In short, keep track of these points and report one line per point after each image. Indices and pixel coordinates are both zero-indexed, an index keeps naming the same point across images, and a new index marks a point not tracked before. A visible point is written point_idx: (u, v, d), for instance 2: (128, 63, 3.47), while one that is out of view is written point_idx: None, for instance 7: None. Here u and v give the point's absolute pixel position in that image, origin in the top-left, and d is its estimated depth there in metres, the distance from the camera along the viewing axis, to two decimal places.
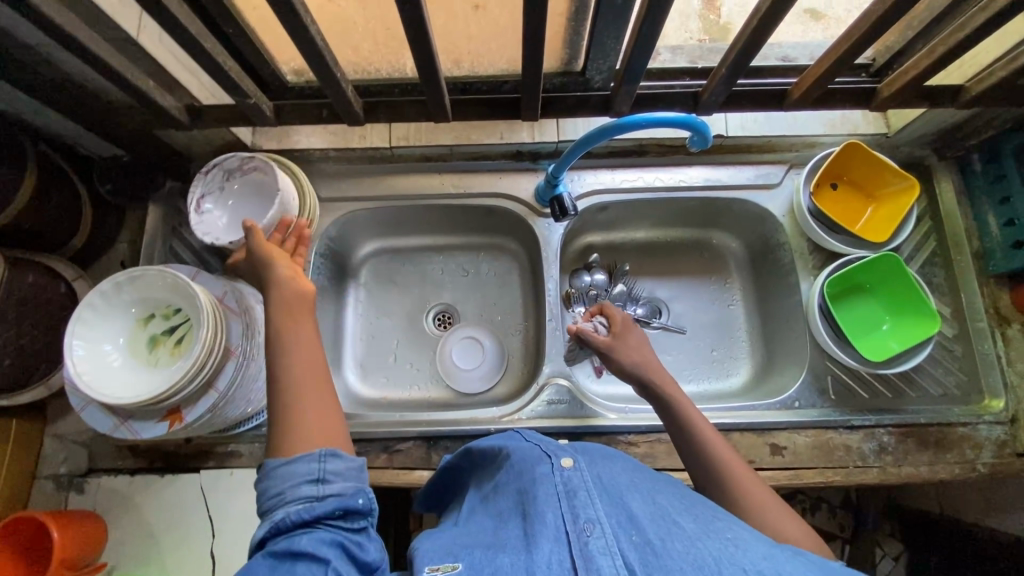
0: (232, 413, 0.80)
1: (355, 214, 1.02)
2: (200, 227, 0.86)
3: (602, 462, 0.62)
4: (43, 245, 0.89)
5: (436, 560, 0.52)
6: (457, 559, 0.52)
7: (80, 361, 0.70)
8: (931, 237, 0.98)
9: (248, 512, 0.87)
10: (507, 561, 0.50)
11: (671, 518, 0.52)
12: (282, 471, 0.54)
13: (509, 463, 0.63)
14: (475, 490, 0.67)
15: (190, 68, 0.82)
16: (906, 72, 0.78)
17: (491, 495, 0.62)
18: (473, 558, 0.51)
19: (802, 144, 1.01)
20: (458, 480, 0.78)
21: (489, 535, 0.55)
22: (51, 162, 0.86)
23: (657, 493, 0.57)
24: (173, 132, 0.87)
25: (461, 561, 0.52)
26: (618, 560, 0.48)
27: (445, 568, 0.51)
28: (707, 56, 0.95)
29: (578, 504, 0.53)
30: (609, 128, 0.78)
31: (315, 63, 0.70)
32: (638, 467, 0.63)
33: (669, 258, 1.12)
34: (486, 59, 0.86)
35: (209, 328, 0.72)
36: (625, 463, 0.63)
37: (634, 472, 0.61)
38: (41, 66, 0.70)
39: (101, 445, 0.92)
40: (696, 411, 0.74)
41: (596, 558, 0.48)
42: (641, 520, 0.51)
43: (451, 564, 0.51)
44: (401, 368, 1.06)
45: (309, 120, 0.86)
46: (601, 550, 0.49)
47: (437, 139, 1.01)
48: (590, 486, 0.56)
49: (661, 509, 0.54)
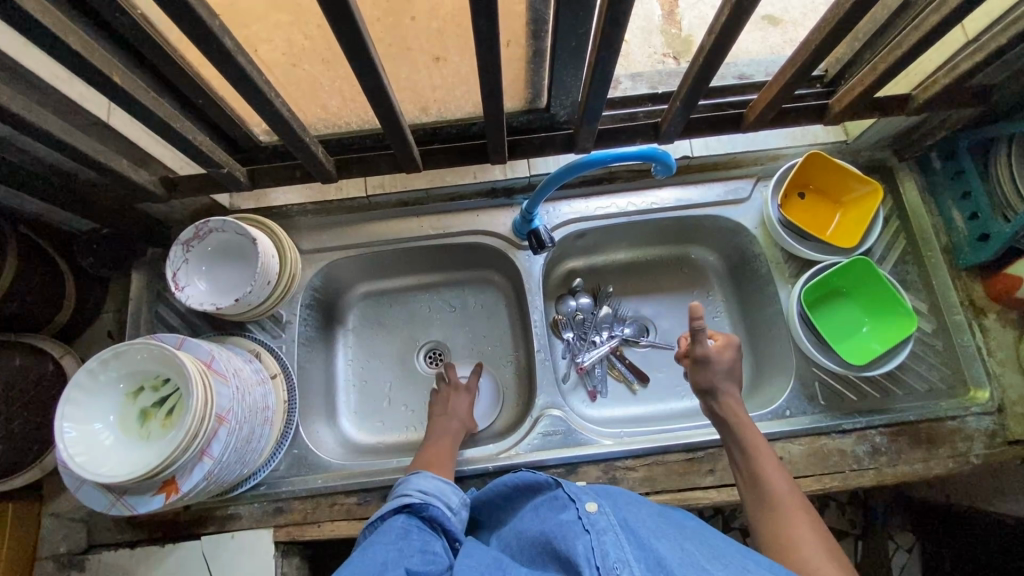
0: (227, 477, 0.80)
1: (337, 262, 1.03)
2: (187, 300, 0.87)
3: (628, 508, 0.63)
4: (29, 324, 0.89)
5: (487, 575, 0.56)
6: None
7: (71, 443, 0.70)
8: (900, 236, 1.01)
9: (253, 574, 0.87)
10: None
11: (700, 566, 0.52)
12: (437, 482, 0.76)
13: (541, 510, 0.66)
14: (498, 540, 0.70)
15: (163, 141, 0.84)
16: (853, 88, 0.81)
17: (518, 545, 0.64)
18: None
19: (766, 157, 1.03)
20: (472, 532, 0.80)
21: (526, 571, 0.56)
22: (33, 244, 0.87)
23: (684, 542, 0.57)
24: (150, 202, 0.89)
25: None
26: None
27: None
28: (666, 82, 0.99)
29: (606, 541, 0.55)
30: (576, 166, 0.80)
31: (282, 131, 0.72)
32: (662, 515, 0.64)
33: (651, 275, 1.14)
34: (452, 105, 0.89)
35: (199, 397, 0.72)
36: (649, 508, 0.64)
37: (658, 521, 0.62)
38: (16, 157, 0.71)
39: (100, 519, 0.91)
40: (765, 445, 0.77)
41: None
42: (669, 564, 0.52)
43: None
44: (397, 411, 1.06)
45: (283, 180, 0.88)
46: None
47: (412, 184, 1.02)
48: (618, 529, 0.57)
49: (689, 556, 0.54)
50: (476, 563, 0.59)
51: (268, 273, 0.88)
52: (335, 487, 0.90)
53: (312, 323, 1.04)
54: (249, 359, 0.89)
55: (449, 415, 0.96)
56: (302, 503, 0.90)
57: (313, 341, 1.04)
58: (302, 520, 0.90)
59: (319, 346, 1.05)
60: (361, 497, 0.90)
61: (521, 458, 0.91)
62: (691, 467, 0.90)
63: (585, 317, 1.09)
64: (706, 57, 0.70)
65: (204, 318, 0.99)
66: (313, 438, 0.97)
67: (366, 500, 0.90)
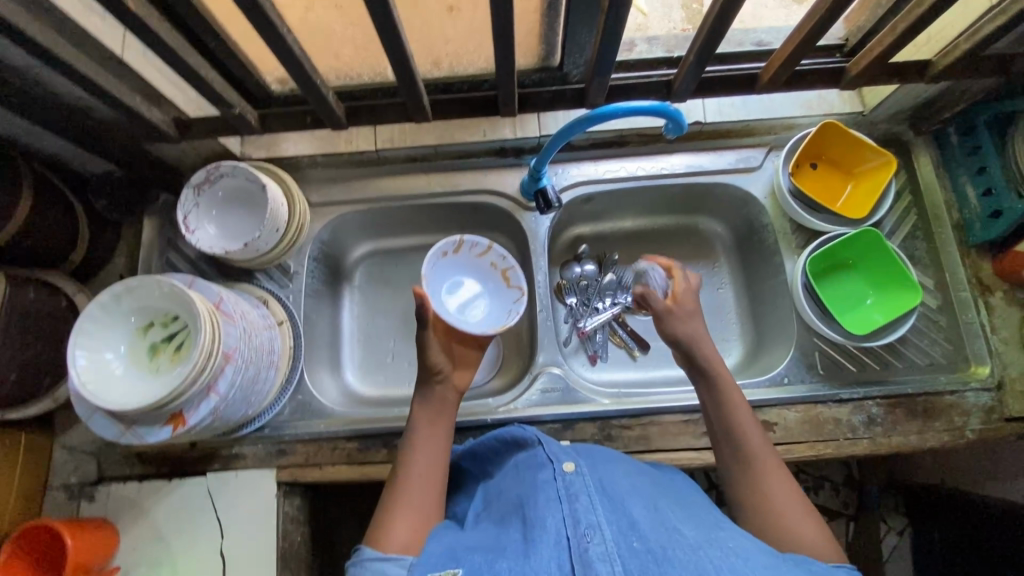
0: (232, 415, 0.82)
1: (345, 216, 1.04)
2: (197, 243, 0.88)
3: (604, 467, 0.67)
4: (44, 261, 0.91)
5: (437, 568, 0.55)
6: (458, 565, 0.54)
7: (84, 371, 0.73)
8: (911, 211, 1.00)
9: (256, 511, 0.90)
10: (513, 564, 0.53)
11: (672, 526, 0.56)
12: (376, 565, 0.59)
13: (516, 469, 0.69)
14: (481, 492, 0.72)
15: (176, 83, 0.85)
16: (871, 50, 0.80)
17: (494, 503, 0.67)
18: (473, 563, 0.54)
19: (780, 126, 1.02)
20: (462, 480, 0.82)
21: (493, 540, 0.59)
22: (48, 182, 0.88)
23: (658, 501, 0.62)
24: (162, 145, 0.89)
25: (462, 565, 0.54)
26: (616, 567, 0.51)
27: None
28: (682, 45, 0.98)
29: (580, 509, 0.57)
30: (584, 121, 0.80)
31: (294, 71, 0.73)
32: (637, 473, 0.68)
33: (657, 244, 1.13)
34: (465, 59, 0.89)
35: (207, 334, 0.74)
36: (627, 470, 0.68)
37: (634, 479, 0.66)
38: (32, 88, 0.73)
39: (109, 454, 0.94)
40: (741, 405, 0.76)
41: (594, 564, 0.51)
42: (642, 527, 0.55)
43: (451, 571, 0.54)
44: (400, 366, 1.08)
45: (293, 126, 0.88)
46: (600, 556, 0.52)
47: (420, 140, 1.03)
48: (592, 492, 0.60)
49: (661, 517, 0.58)
50: (431, 558, 0.56)
51: (277, 220, 0.89)
52: (337, 432, 0.93)
53: (319, 275, 1.05)
54: (256, 305, 0.91)
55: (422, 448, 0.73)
56: (305, 446, 0.93)
57: (319, 294, 1.05)
58: (304, 462, 0.92)
59: (325, 299, 1.07)
60: (362, 443, 0.93)
61: (518, 412, 0.92)
62: (686, 428, 0.91)
63: (589, 283, 1.09)
64: (719, 10, 0.69)
65: (213, 264, 1.00)
66: (317, 386, 0.99)
67: (366, 446, 0.92)
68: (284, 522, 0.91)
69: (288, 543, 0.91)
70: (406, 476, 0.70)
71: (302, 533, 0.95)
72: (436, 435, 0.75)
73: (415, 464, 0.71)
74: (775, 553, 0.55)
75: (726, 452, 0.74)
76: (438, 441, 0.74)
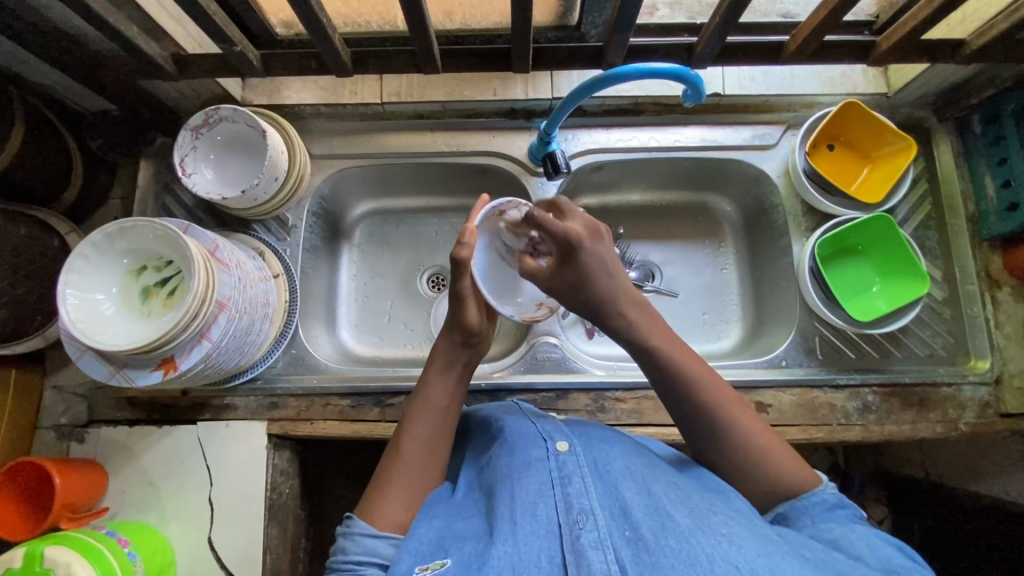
0: (227, 361, 0.81)
1: (347, 171, 1.01)
2: (194, 187, 0.86)
3: (601, 445, 0.65)
4: (37, 197, 0.89)
5: (425, 559, 0.55)
6: (447, 555, 0.55)
7: (73, 309, 0.71)
8: (926, 200, 0.97)
9: (245, 461, 0.90)
10: (498, 552, 0.53)
11: (666, 511, 0.55)
12: (365, 542, 0.59)
13: (505, 438, 0.66)
14: (471, 458, 0.69)
15: (176, 16, 0.81)
16: (904, 24, 0.77)
17: (487, 473, 0.64)
18: (462, 555, 0.54)
19: (800, 103, 0.99)
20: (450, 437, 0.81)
21: (486, 522, 0.58)
22: (41, 115, 0.85)
23: (652, 482, 0.59)
24: (159, 83, 0.86)
25: (451, 556, 0.55)
26: (609, 556, 0.52)
27: (433, 566, 0.54)
28: (706, 12, 0.93)
29: (572, 492, 0.57)
30: (600, 80, 0.77)
31: (301, 9, 0.69)
32: (637, 452, 0.65)
33: (664, 220, 1.10)
34: (478, 11, 0.86)
35: (200, 280, 0.72)
36: (623, 444, 0.66)
37: (631, 456, 0.63)
38: (26, 12, 0.70)
39: (100, 397, 0.93)
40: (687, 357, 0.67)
41: (586, 553, 0.52)
42: (635, 515, 0.55)
43: (440, 561, 0.55)
44: (394, 328, 1.06)
45: (297, 71, 0.85)
46: (592, 545, 0.52)
47: (428, 96, 0.98)
48: (586, 472, 0.60)
49: (656, 499, 0.57)
50: (419, 543, 0.56)
51: (276, 169, 0.87)
52: (330, 389, 0.92)
53: (317, 231, 1.03)
54: (252, 256, 0.88)
55: (420, 417, 0.68)
56: (297, 400, 0.92)
57: (318, 251, 1.03)
58: (296, 416, 0.92)
59: (322, 256, 1.04)
60: (355, 400, 0.92)
61: (512, 378, 0.92)
62: None
63: None
64: None
65: (209, 212, 0.97)
66: (311, 341, 0.98)
67: (360, 404, 0.92)
68: (273, 474, 0.91)
69: (277, 494, 0.91)
70: (407, 448, 0.66)
71: (291, 485, 0.96)
72: (447, 401, 0.69)
73: (420, 433, 0.67)
74: (775, 539, 0.53)
75: (683, 422, 0.67)
76: (440, 414, 0.68)
